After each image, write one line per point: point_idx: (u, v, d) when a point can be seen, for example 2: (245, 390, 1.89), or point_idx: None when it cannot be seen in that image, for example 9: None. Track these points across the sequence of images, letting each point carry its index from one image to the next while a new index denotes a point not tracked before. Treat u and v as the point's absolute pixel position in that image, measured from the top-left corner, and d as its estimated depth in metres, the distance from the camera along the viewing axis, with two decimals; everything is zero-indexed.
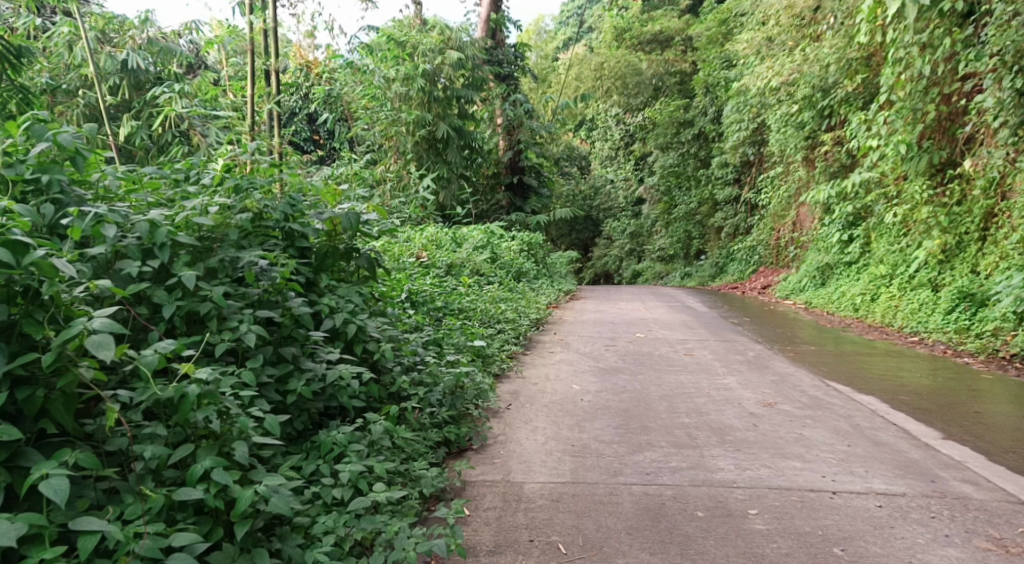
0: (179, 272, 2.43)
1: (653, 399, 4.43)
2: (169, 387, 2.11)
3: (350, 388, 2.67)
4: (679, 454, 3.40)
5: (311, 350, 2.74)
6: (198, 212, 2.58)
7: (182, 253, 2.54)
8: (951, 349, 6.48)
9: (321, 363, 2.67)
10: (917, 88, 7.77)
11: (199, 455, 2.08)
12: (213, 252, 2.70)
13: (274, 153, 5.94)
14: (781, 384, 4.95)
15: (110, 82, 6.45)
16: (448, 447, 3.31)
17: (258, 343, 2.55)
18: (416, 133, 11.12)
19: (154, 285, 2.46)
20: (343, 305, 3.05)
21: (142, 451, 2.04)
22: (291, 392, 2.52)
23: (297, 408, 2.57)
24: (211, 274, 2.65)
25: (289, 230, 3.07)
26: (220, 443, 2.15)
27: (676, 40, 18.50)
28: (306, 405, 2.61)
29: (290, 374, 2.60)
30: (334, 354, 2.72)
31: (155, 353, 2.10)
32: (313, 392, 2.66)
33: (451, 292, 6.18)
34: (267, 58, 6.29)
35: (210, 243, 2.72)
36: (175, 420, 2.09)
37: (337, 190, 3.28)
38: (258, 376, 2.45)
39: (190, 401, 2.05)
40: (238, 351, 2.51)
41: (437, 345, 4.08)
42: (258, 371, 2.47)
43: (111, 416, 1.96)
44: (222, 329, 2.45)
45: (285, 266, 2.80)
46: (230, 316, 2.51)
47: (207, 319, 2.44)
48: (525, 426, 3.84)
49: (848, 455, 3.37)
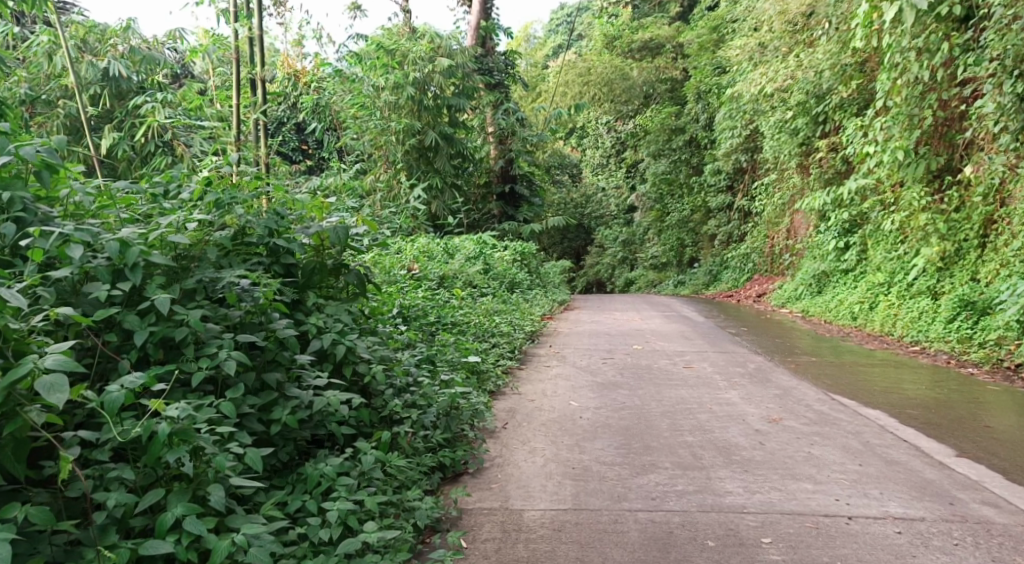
0: (153, 294, 2.28)
1: (654, 416, 4.29)
2: (137, 426, 1.96)
3: (339, 415, 2.52)
4: (685, 476, 3.26)
5: (297, 375, 2.59)
6: (174, 229, 2.43)
7: (155, 274, 2.39)
8: (954, 359, 6.38)
9: (308, 390, 2.52)
10: (914, 94, 7.69)
11: (170, 501, 1.94)
12: (190, 273, 2.55)
13: (261, 164, 5.79)
14: (785, 398, 4.82)
15: (91, 92, 6.30)
16: (443, 472, 3.17)
17: (239, 370, 2.40)
18: (406, 142, 10.98)
19: (126, 309, 2.31)
20: (331, 324, 2.90)
21: (105, 500, 1.89)
22: (276, 422, 2.37)
23: (282, 438, 2.42)
24: (189, 295, 2.51)
25: (273, 246, 2.92)
26: (193, 487, 2.01)
27: (667, 47, 18.48)
28: (293, 434, 2.46)
29: (274, 401, 2.45)
30: (321, 379, 2.56)
31: (121, 389, 1.95)
32: (299, 420, 2.50)
33: (444, 306, 6.03)
34: (254, 67, 6.12)
35: (187, 263, 2.57)
36: (145, 463, 1.95)
37: (324, 204, 3.14)
38: (238, 407, 2.31)
39: (161, 441, 1.91)
40: (217, 379, 2.36)
41: (430, 363, 3.92)
42: (239, 401, 2.32)
43: (65, 466, 1.80)
44: (200, 357, 2.30)
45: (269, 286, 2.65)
46: (209, 341, 2.36)
47: (183, 345, 2.29)
48: (523, 447, 3.68)
49: (860, 476, 3.24)
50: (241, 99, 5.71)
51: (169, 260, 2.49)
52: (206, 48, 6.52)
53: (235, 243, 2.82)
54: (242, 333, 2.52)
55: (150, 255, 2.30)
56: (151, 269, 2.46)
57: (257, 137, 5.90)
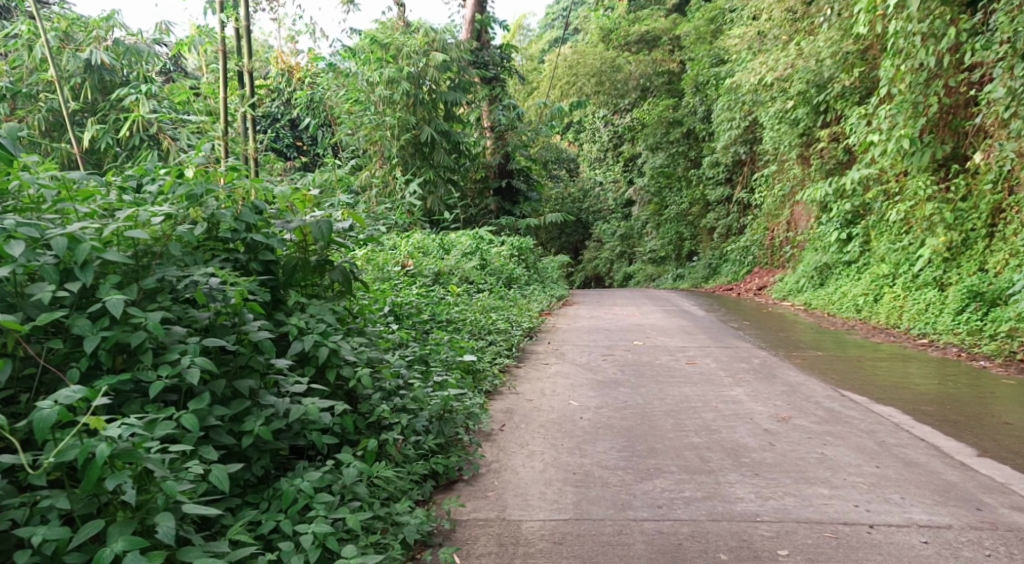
0: (105, 296, 2.10)
1: (658, 416, 4.10)
2: (72, 449, 1.77)
3: (319, 422, 2.33)
4: (692, 481, 3.07)
5: (273, 381, 2.40)
6: (133, 223, 2.23)
7: (111, 274, 2.21)
8: (964, 352, 6.21)
9: (285, 397, 2.32)
10: (919, 80, 7.50)
11: (110, 535, 1.75)
12: (151, 272, 2.34)
13: (248, 159, 5.65)
14: (793, 395, 4.64)
15: (73, 84, 6.04)
16: (435, 480, 2.99)
17: (206, 379, 2.21)
18: (402, 137, 10.77)
19: (75, 312, 2.13)
20: (314, 325, 2.70)
21: (30, 534, 1.71)
22: (247, 434, 2.18)
23: (255, 450, 2.24)
24: (150, 296, 2.31)
25: (250, 242, 2.75)
26: (139, 517, 1.82)
27: (664, 39, 18.19)
28: (269, 446, 2.28)
29: (247, 411, 2.26)
30: (301, 386, 2.38)
31: (55, 406, 1.79)
32: (276, 431, 2.32)
33: (439, 303, 5.84)
34: (239, 58, 6.03)
35: (148, 260, 2.36)
36: (81, 490, 1.75)
37: (307, 196, 2.95)
38: (204, 419, 2.11)
39: (98, 465, 1.72)
40: (181, 389, 2.17)
41: (423, 363, 3.75)
42: (205, 412, 2.12)
43: None
44: (160, 364, 2.11)
45: (244, 284, 2.45)
46: (171, 346, 2.17)
47: (140, 351, 2.10)
48: (521, 450, 3.50)
49: (879, 479, 3.06)
50: (229, 92, 5.64)
51: (127, 257, 2.29)
52: (192, 41, 6.43)
53: (202, 239, 2.62)
54: (212, 336, 2.33)
55: (104, 252, 2.13)
56: (107, 268, 2.25)
57: (245, 130, 5.84)
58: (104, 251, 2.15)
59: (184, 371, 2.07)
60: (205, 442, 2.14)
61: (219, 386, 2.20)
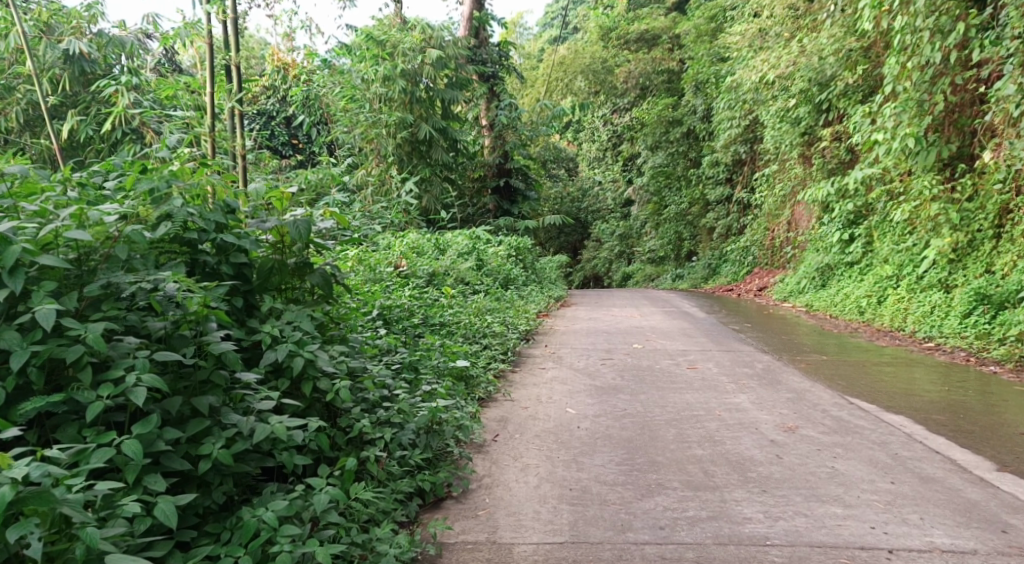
0: (37, 305, 1.95)
1: (659, 426, 3.91)
2: None
3: (289, 443, 2.15)
4: (696, 499, 2.88)
5: (240, 397, 2.23)
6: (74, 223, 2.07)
7: (47, 280, 2.05)
8: (973, 357, 6.02)
9: (251, 416, 2.15)
10: (925, 78, 7.32)
11: None
12: (96, 277, 2.18)
13: (236, 156, 5.59)
14: (799, 402, 4.45)
15: (52, 75, 5.88)
16: (422, 497, 2.80)
17: (158, 396, 2.04)
18: (398, 134, 10.53)
19: (5, 324, 1.98)
20: (289, 333, 2.52)
21: None
22: (205, 458, 2.00)
23: (216, 473, 2.06)
24: (96, 304, 2.15)
25: (220, 242, 2.55)
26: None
27: (663, 38, 17.91)
28: (232, 469, 2.10)
29: (207, 431, 2.09)
30: (268, 403, 2.20)
31: None
32: (241, 453, 2.14)
33: (432, 305, 5.65)
34: (226, 52, 5.84)
35: (94, 265, 2.19)
36: None
37: (285, 194, 2.81)
38: (152, 443, 1.93)
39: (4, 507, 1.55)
40: (128, 408, 2.00)
41: (412, 371, 3.57)
42: (154, 436, 1.94)
43: None
44: (102, 382, 1.95)
45: (209, 289, 2.28)
46: (117, 361, 2.01)
47: (79, 369, 1.94)
48: (514, 463, 3.31)
49: (895, 497, 2.86)
50: (216, 88, 5.63)
51: (68, 261, 2.12)
52: (178, 35, 6.27)
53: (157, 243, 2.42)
54: (169, 347, 2.16)
55: (37, 256, 1.98)
56: (45, 273, 2.08)
57: (233, 126, 5.72)
58: (40, 255, 2.00)
59: (129, 390, 1.90)
60: (156, 468, 1.97)
61: (175, 405, 2.03)
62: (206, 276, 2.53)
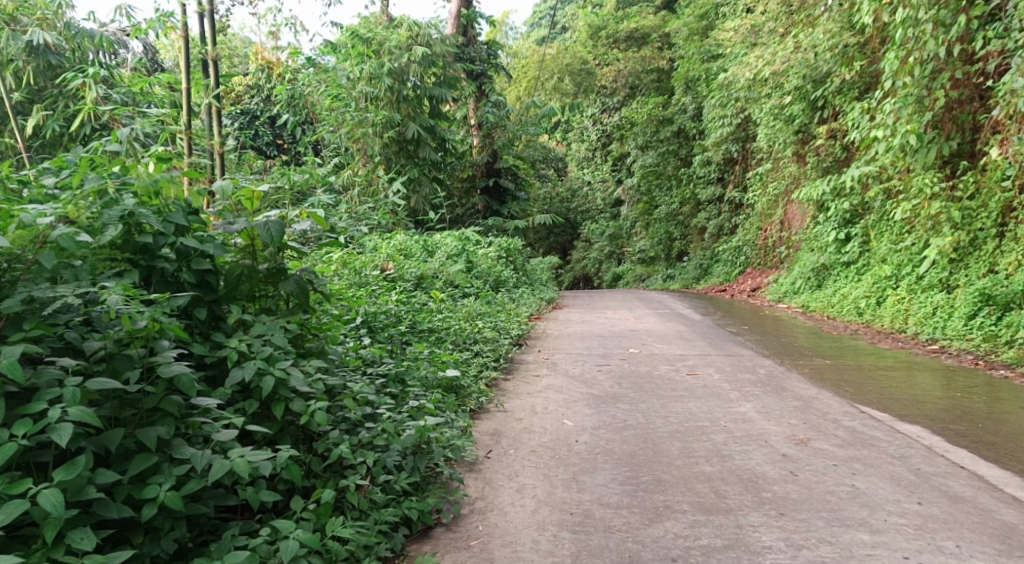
0: None
1: (663, 439, 3.66)
2: None
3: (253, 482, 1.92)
4: (709, 525, 2.64)
5: (196, 427, 2.01)
6: None
7: None
8: (981, 359, 5.81)
9: (206, 450, 1.93)
10: (925, 72, 7.15)
11: None
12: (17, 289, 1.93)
13: (214, 155, 5.35)
14: (807, 412, 4.22)
15: (14, 66, 5.61)
16: (409, 527, 2.54)
17: (93, 432, 1.83)
18: (385, 134, 10.24)
19: None
20: (259, 347, 2.27)
21: None
22: (150, 503, 1.79)
23: (166, 518, 1.85)
24: (18, 321, 1.91)
25: (181, 247, 2.29)
26: None
27: (653, 37, 17.68)
28: (185, 512, 1.88)
29: (156, 469, 1.88)
30: (229, 432, 1.98)
31: None
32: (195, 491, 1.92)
33: (420, 311, 5.39)
34: (203, 46, 5.61)
35: (15, 275, 1.95)
36: None
37: (257, 192, 2.58)
38: (81, 490, 1.72)
39: None
40: (54, 445, 1.79)
41: (398, 384, 3.34)
42: (83, 481, 1.73)
43: None
44: (22, 416, 1.73)
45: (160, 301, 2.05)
46: (43, 390, 1.80)
47: None
48: (509, 484, 3.05)
49: (925, 521, 2.64)
50: (193, 84, 5.40)
51: None
52: (151, 27, 6.03)
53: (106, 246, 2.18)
54: (108, 371, 1.93)
55: None
56: None
57: (212, 125, 5.47)
58: None
59: (51, 428, 1.69)
60: (90, 515, 1.76)
61: (113, 440, 1.82)
62: (163, 284, 2.27)
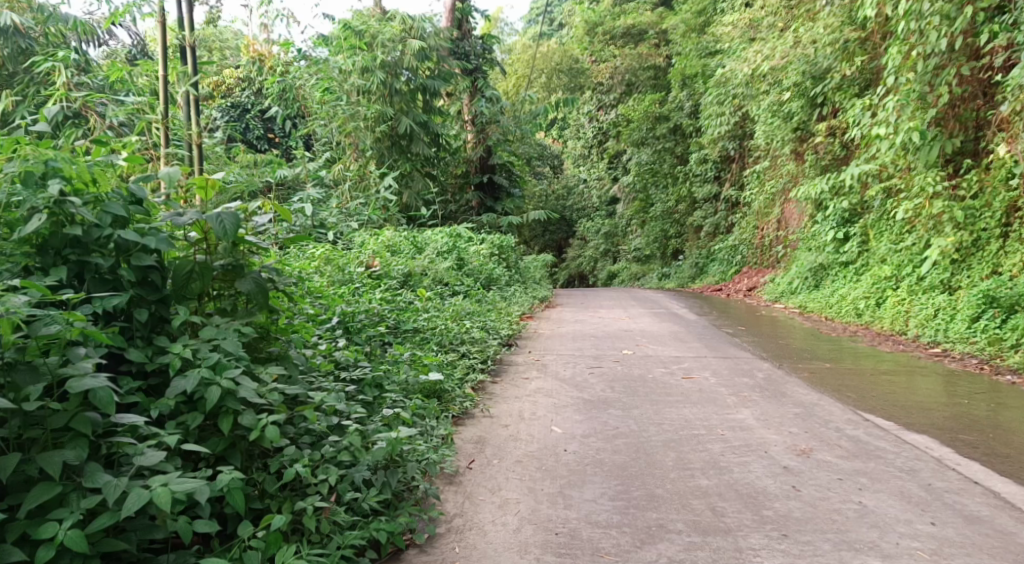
0: None
1: (657, 449, 3.44)
2: None
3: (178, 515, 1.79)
4: (706, 548, 2.43)
5: (118, 450, 1.89)
6: None
7: None
8: (986, 363, 5.60)
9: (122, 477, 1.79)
10: (928, 69, 6.92)
11: None
12: None
13: (193, 145, 5.10)
14: (808, 420, 4.00)
15: None
16: (377, 551, 2.32)
17: None
18: (377, 128, 9.97)
19: None
20: (205, 355, 2.14)
21: None
22: (49, 541, 1.65)
23: (75, 556, 1.68)
24: None
25: (120, 240, 2.15)
26: None
27: (650, 34, 17.42)
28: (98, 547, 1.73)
29: (62, 498, 1.74)
30: (154, 455, 1.85)
31: None
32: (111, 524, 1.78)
33: (405, 310, 5.16)
34: (182, 31, 5.33)
35: None
36: None
37: (210, 179, 2.44)
38: None
39: None
40: None
41: (374, 389, 3.14)
42: None
43: None
44: None
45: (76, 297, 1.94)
46: None
47: None
48: (491, 499, 2.82)
49: (941, 545, 2.44)
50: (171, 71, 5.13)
51: None
52: (129, 11, 5.76)
53: (31, 238, 2.08)
54: (11, 382, 1.80)
55: None
56: None
57: (190, 114, 5.20)
58: None
59: None
60: None
61: (7, 469, 1.69)
62: (97, 282, 2.13)
